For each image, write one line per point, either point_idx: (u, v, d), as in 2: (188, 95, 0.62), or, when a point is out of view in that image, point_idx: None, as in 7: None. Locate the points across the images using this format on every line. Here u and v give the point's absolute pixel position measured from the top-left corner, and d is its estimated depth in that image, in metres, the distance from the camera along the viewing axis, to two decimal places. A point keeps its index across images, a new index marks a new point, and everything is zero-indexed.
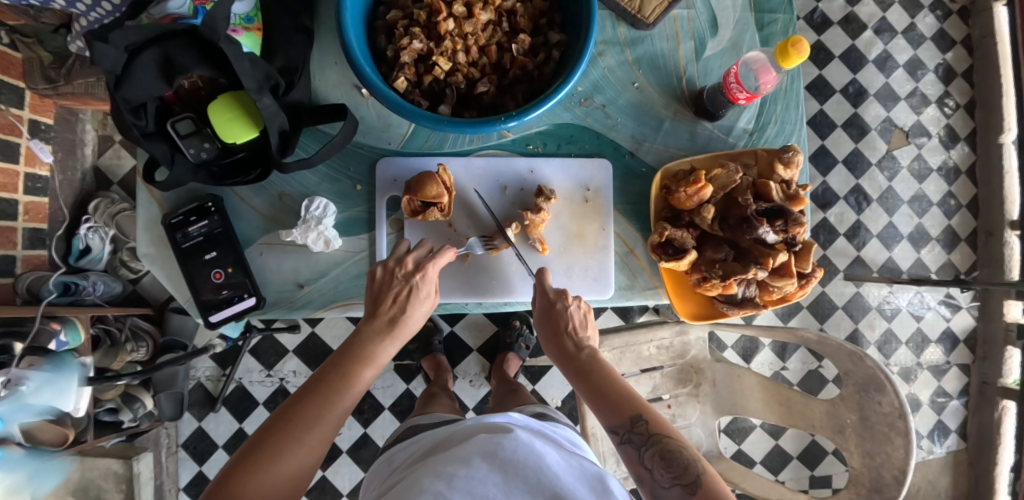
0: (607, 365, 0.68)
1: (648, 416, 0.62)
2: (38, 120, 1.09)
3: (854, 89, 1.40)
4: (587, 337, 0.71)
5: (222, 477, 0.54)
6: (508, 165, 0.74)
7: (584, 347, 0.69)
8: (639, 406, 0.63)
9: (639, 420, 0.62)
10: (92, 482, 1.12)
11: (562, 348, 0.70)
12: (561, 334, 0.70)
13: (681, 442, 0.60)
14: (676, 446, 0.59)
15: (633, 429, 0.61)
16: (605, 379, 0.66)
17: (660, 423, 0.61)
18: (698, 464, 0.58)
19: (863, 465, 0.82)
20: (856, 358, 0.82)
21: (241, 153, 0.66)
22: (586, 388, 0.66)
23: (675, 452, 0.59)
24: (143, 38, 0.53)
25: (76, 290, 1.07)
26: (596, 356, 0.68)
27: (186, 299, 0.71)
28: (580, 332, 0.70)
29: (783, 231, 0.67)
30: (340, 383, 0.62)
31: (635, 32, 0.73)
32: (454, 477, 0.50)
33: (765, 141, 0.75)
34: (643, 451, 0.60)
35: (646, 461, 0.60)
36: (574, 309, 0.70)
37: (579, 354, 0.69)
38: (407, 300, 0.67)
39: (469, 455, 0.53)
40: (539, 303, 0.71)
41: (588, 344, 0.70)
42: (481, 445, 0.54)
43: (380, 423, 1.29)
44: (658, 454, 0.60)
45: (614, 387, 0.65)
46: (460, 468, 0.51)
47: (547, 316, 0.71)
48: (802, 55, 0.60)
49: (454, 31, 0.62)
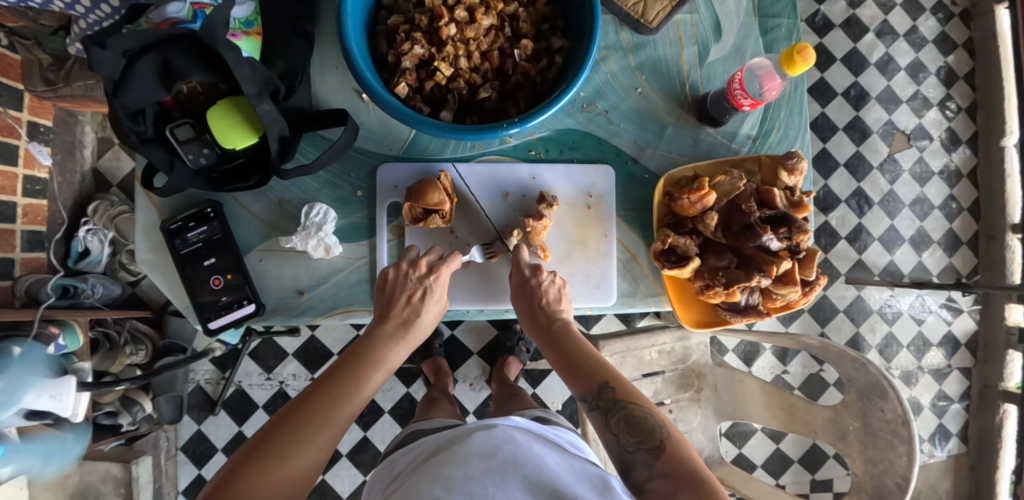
0: (579, 338, 0.69)
1: (615, 383, 0.62)
2: (37, 122, 1.08)
3: (856, 91, 1.40)
4: (562, 311, 0.71)
5: (226, 475, 0.54)
6: (510, 171, 0.73)
7: (558, 320, 0.70)
8: (607, 374, 0.63)
9: (607, 388, 0.62)
10: (91, 486, 1.11)
11: (536, 322, 0.69)
12: (535, 310, 0.69)
13: (647, 408, 0.60)
14: (642, 412, 0.59)
15: (601, 396, 0.62)
16: (576, 351, 0.68)
17: (627, 390, 0.61)
18: (664, 429, 0.58)
19: (866, 471, 0.82)
20: (859, 365, 0.81)
21: (240, 159, 0.65)
22: (559, 359, 0.68)
23: (640, 417, 0.59)
24: (141, 43, 0.52)
25: (75, 293, 1.07)
26: (569, 328, 0.69)
27: (185, 305, 0.70)
28: (555, 307, 0.70)
29: (787, 238, 0.67)
30: (348, 385, 0.62)
31: (638, 37, 0.73)
32: (451, 479, 0.49)
33: (768, 147, 0.74)
34: (609, 417, 0.60)
35: (612, 427, 0.60)
36: (548, 284, 0.70)
37: (551, 326, 0.69)
38: (421, 300, 0.68)
39: (468, 455, 0.52)
40: (514, 280, 0.71)
41: (562, 318, 0.70)
42: (480, 446, 0.53)
43: (380, 427, 1.28)
44: (624, 420, 0.59)
45: (584, 357, 0.66)
46: (458, 469, 0.50)
47: (522, 293, 0.70)
48: (808, 63, 0.60)
49: (457, 36, 0.61)
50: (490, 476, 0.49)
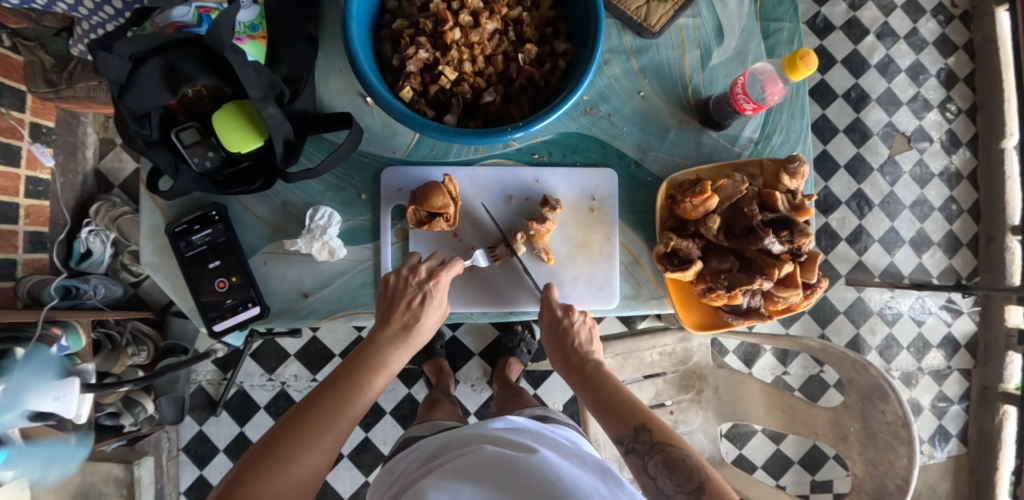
0: (612, 378, 0.70)
1: (651, 425, 0.62)
2: (39, 124, 1.09)
3: (856, 93, 1.40)
4: (593, 353, 0.74)
5: (233, 479, 0.54)
6: (514, 174, 0.74)
7: (590, 361, 0.72)
8: (642, 415, 0.64)
9: (643, 430, 0.62)
10: (92, 486, 1.12)
11: (570, 363, 0.72)
12: (569, 350, 0.72)
13: (684, 449, 0.60)
14: (680, 454, 0.59)
15: (638, 438, 0.62)
16: (608, 389, 0.68)
17: (663, 431, 0.61)
18: (703, 471, 0.57)
19: (867, 472, 0.82)
20: (860, 367, 0.82)
21: (246, 162, 0.66)
22: (592, 399, 0.68)
23: (678, 459, 0.59)
24: (145, 47, 0.52)
25: (76, 294, 1.07)
26: (602, 368, 0.71)
27: (188, 307, 0.71)
28: (586, 348, 0.73)
29: (789, 242, 0.67)
30: (352, 389, 0.62)
31: (640, 41, 0.73)
32: (449, 490, 0.48)
33: (770, 150, 0.75)
34: (647, 460, 0.60)
35: (650, 470, 0.60)
36: (580, 324, 0.72)
37: (585, 367, 0.72)
38: (420, 306, 0.67)
39: (466, 467, 0.52)
40: (546, 321, 0.72)
41: (595, 359, 0.72)
42: (482, 452, 0.53)
43: (381, 428, 1.28)
44: (661, 462, 0.60)
45: (618, 396, 0.67)
46: (453, 482, 0.50)
47: (554, 333, 0.72)
48: (810, 68, 0.60)
49: (461, 40, 0.62)
50: (492, 481, 0.49)
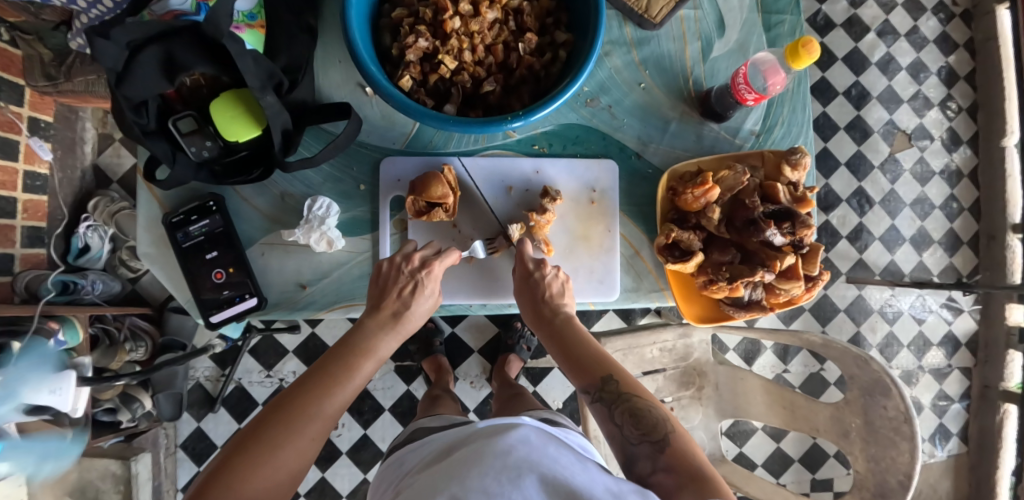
0: (581, 332, 0.70)
1: (618, 376, 0.64)
2: (37, 118, 1.08)
3: (857, 91, 1.40)
4: (565, 305, 0.71)
5: (220, 464, 0.54)
6: (514, 165, 0.73)
7: (561, 313, 0.70)
8: (610, 367, 0.65)
9: (611, 380, 0.64)
10: (89, 483, 1.11)
11: (540, 314, 0.70)
12: (538, 302, 0.69)
13: (650, 402, 0.61)
14: (646, 405, 0.61)
15: (605, 388, 0.63)
16: (576, 343, 0.69)
17: (630, 383, 0.63)
18: (668, 423, 0.59)
19: (868, 469, 0.82)
20: (861, 362, 0.81)
21: (244, 152, 0.65)
22: (561, 351, 0.69)
23: (644, 410, 0.60)
24: (143, 35, 0.52)
25: (74, 290, 1.06)
26: (572, 321, 0.70)
27: (186, 299, 0.70)
28: (558, 301, 0.70)
29: (790, 233, 0.67)
30: (340, 375, 0.62)
31: (641, 33, 0.73)
32: (468, 478, 0.49)
33: (771, 143, 0.74)
34: (614, 409, 0.62)
35: (616, 419, 0.61)
36: (552, 278, 0.70)
37: (554, 319, 0.70)
38: (412, 294, 0.67)
39: (483, 456, 0.52)
40: (518, 274, 0.71)
41: (566, 312, 0.71)
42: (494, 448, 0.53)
43: (380, 425, 1.28)
44: (628, 412, 0.61)
45: (588, 350, 0.68)
46: (473, 468, 0.50)
47: (525, 286, 0.70)
48: (813, 56, 0.59)
49: (461, 29, 0.61)
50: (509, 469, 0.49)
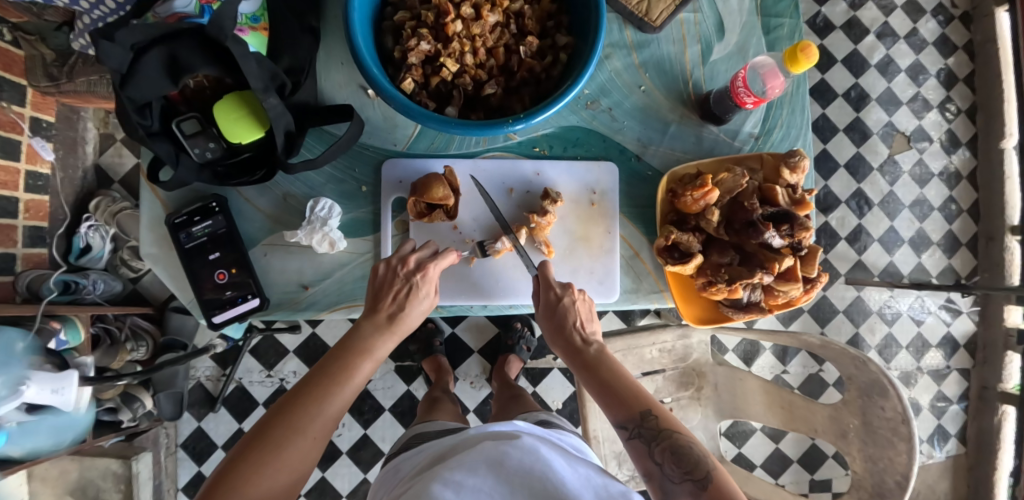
0: (611, 359, 0.69)
1: (657, 411, 0.62)
2: (39, 118, 1.09)
3: (856, 93, 1.40)
4: (593, 333, 0.70)
5: (226, 467, 0.55)
6: (515, 167, 0.74)
7: (592, 343, 0.69)
8: (648, 401, 0.63)
9: (649, 416, 0.62)
10: (91, 481, 1.11)
11: (571, 345, 0.69)
12: (568, 331, 0.69)
13: (690, 437, 0.61)
14: (685, 442, 0.60)
15: (644, 424, 0.62)
16: (611, 374, 0.66)
17: (669, 419, 0.62)
18: (708, 460, 0.59)
19: (866, 469, 0.82)
20: (860, 363, 0.82)
21: (246, 153, 0.66)
22: (594, 382, 0.66)
23: (684, 447, 0.60)
24: (149, 36, 0.52)
25: (76, 289, 1.06)
26: (605, 351, 0.69)
27: (188, 299, 0.71)
28: (588, 329, 0.70)
29: (789, 235, 0.67)
30: (338, 375, 0.62)
31: (641, 36, 0.73)
32: (462, 485, 0.49)
33: (771, 145, 0.75)
34: (653, 446, 0.61)
35: (655, 456, 0.61)
36: (580, 303, 0.70)
37: (586, 350, 0.69)
38: (406, 298, 0.67)
39: (476, 462, 0.52)
40: (546, 302, 0.70)
41: (595, 339, 0.70)
42: (488, 451, 0.54)
43: (380, 425, 1.28)
44: (668, 449, 0.60)
45: (623, 381, 0.65)
46: (467, 476, 0.50)
47: (553, 314, 0.70)
48: (811, 61, 0.60)
49: (462, 32, 0.62)
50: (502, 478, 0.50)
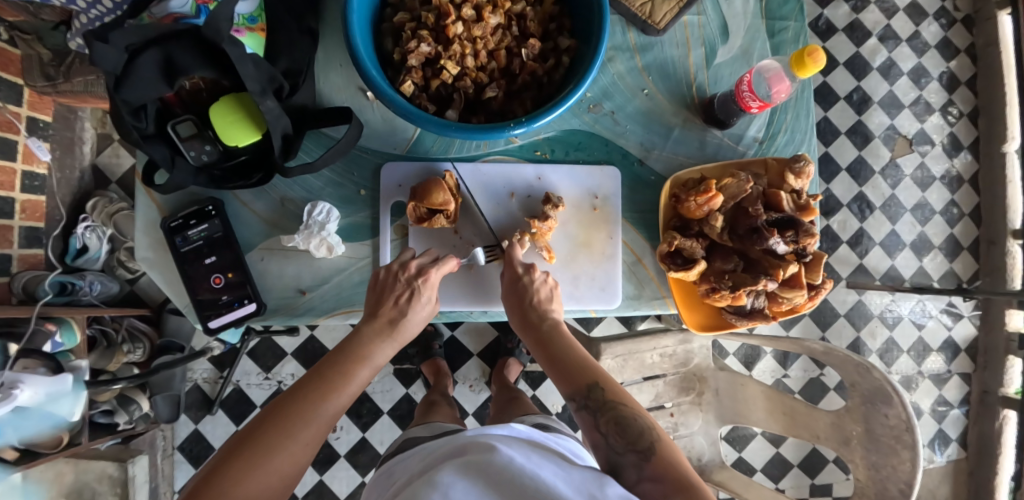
0: (566, 337, 0.69)
1: (604, 383, 0.63)
2: (36, 118, 1.08)
3: (858, 96, 1.40)
4: (554, 311, 0.70)
5: (212, 471, 0.53)
6: (516, 171, 0.73)
7: (548, 319, 0.68)
8: (597, 375, 0.63)
9: (596, 388, 0.62)
10: (86, 485, 1.08)
11: (527, 321, 0.68)
12: (526, 307, 0.68)
13: (636, 411, 0.60)
14: (632, 414, 0.60)
15: (590, 396, 0.62)
16: (563, 349, 0.67)
17: (616, 391, 0.62)
18: (654, 432, 0.58)
19: (869, 477, 0.82)
20: (863, 370, 0.81)
21: (243, 156, 0.65)
22: (546, 355, 0.67)
23: (630, 419, 0.59)
24: (143, 38, 0.51)
25: (72, 290, 1.05)
26: (560, 327, 0.69)
27: (184, 304, 0.70)
28: (546, 306, 0.69)
29: (794, 242, 0.66)
30: (335, 381, 0.61)
31: (644, 38, 0.72)
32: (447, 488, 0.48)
33: (775, 150, 0.74)
34: (598, 418, 0.60)
35: (601, 427, 0.60)
36: (541, 282, 0.69)
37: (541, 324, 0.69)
38: (408, 302, 0.66)
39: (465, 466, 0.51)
40: (507, 276, 0.70)
41: (553, 317, 0.69)
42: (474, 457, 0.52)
43: (378, 428, 1.27)
44: (613, 420, 0.59)
45: (573, 356, 0.66)
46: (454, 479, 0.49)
47: (512, 289, 0.69)
48: (819, 64, 0.59)
49: (463, 35, 0.61)
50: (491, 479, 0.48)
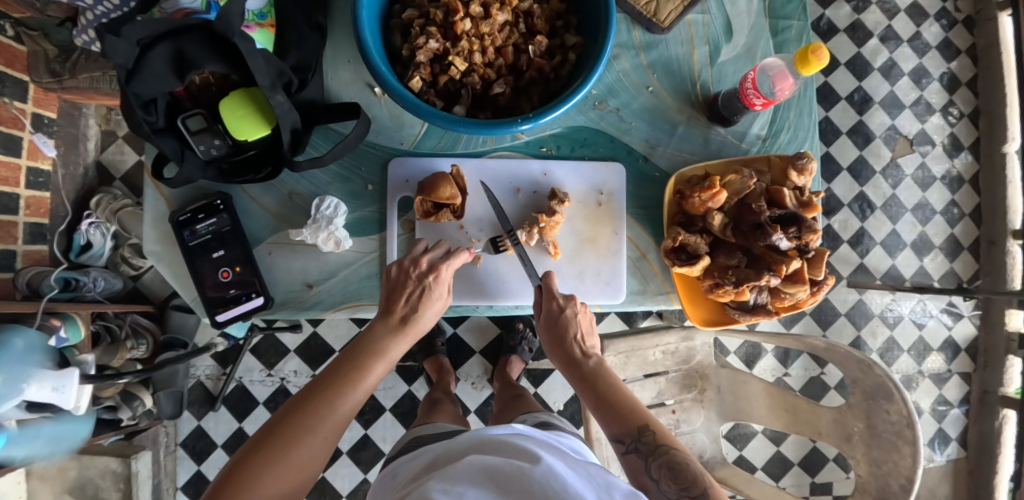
0: (611, 376, 0.70)
1: (653, 426, 0.63)
2: (41, 114, 1.08)
3: (859, 96, 1.40)
4: (591, 349, 0.72)
5: (237, 463, 0.55)
6: (522, 166, 0.74)
7: (590, 357, 0.71)
8: (645, 416, 0.64)
9: (646, 430, 0.63)
10: (89, 481, 1.09)
11: (569, 357, 0.70)
12: (568, 344, 0.70)
13: (686, 454, 0.61)
14: (682, 458, 0.60)
15: (641, 439, 0.62)
16: (609, 389, 0.67)
17: (666, 434, 0.62)
18: (705, 478, 0.58)
19: (870, 473, 0.82)
20: (865, 367, 0.81)
21: (253, 150, 0.66)
22: (592, 396, 0.67)
23: (681, 463, 0.60)
24: (154, 32, 0.52)
25: (75, 287, 1.06)
26: (602, 365, 0.70)
27: (192, 298, 0.70)
28: (587, 344, 0.71)
29: (796, 238, 0.67)
30: (351, 375, 0.62)
31: (649, 36, 0.73)
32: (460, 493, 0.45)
33: (778, 148, 0.74)
34: (650, 462, 0.61)
35: (651, 471, 0.60)
36: (581, 319, 0.72)
37: (585, 363, 0.70)
38: (420, 300, 0.66)
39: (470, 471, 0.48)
40: (548, 312, 0.71)
41: (594, 355, 0.71)
42: (484, 459, 0.50)
43: (381, 425, 1.28)
44: (665, 465, 0.60)
45: (620, 396, 0.66)
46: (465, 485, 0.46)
47: (556, 326, 0.71)
48: (822, 63, 0.60)
49: (471, 31, 0.61)
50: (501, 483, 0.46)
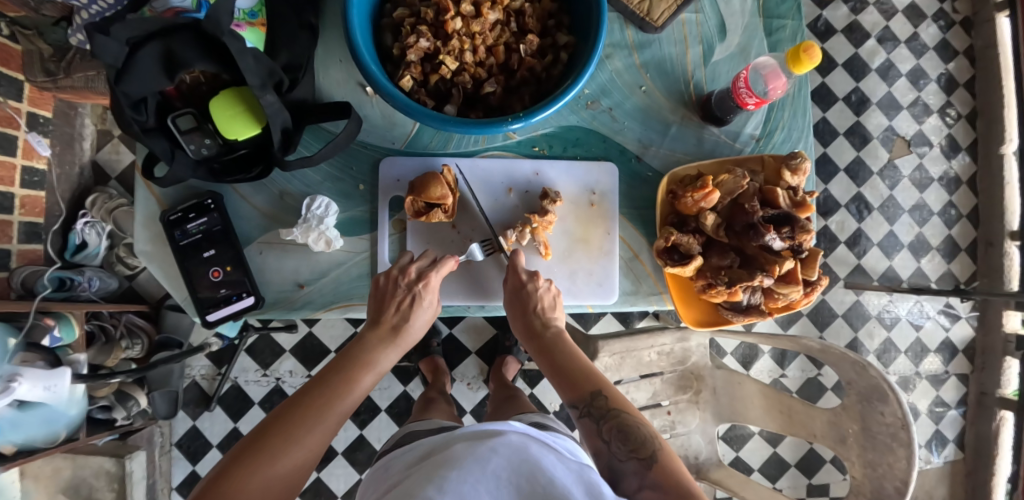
0: (570, 346, 0.73)
1: (606, 392, 0.66)
2: (36, 114, 1.08)
3: (857, 97, 1.40)
4: (555, 319, 0.73)
5: (220, 472, 0.54)
6: (515, 166, 0.73)
7: (551, 327, 0.73)
8: (599, 383, 0.67)
9: (599, 396, 0.66)
10: (83, 480, 1.09)
11: (530, 328, 0.72)
12: (530, 314, 0.71)
13: (638, 418, 0.63)
14: (633, 421, 0.63)
15: (593, 403, 0.65)
16: (565, 358, 0.71)
17: (618, 399, 0.65)
18: (655, 440, 0.61)
19: (865, 475, 0.82)
20: (860, 368, 0.81)
21: (243, 150, 0.66)
22: (549, 365, 0.72)
23: (632, 426, 0.62)
24: (143, 32, 0.52)
25: (70, 286, 1.06)
26: (561, 336, 0.73)
27: (183, 297, 0.70)
28: (549, 314, 0.72)
29: (789, 238, 0.67)
30: (341, 385, 0.62)
31: (642, 36, 0.73)
32: (446, 481, 0.46)
33: (772, 147, 0.74)
34: (601, 425, 0.63)
35: (603, 434, 0.63)
36: (545, 290, 0.71)
37: (544, 333, 0.73)
38: (410, 308, 0.67)
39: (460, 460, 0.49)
40: (510, 285, 0.71)
41: (555, 326, 0.73)
42: (473, 449, 0.51)
43: (376, 425, 1.28)
44: (615, 427, 0.63)
45: (576, 364, 0.70)
46: (452, 473, 0.47)
47: (516, 297, 0.71)
48: (814, 62, 0.59)
49: (462, 30, 0.61)
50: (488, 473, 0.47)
